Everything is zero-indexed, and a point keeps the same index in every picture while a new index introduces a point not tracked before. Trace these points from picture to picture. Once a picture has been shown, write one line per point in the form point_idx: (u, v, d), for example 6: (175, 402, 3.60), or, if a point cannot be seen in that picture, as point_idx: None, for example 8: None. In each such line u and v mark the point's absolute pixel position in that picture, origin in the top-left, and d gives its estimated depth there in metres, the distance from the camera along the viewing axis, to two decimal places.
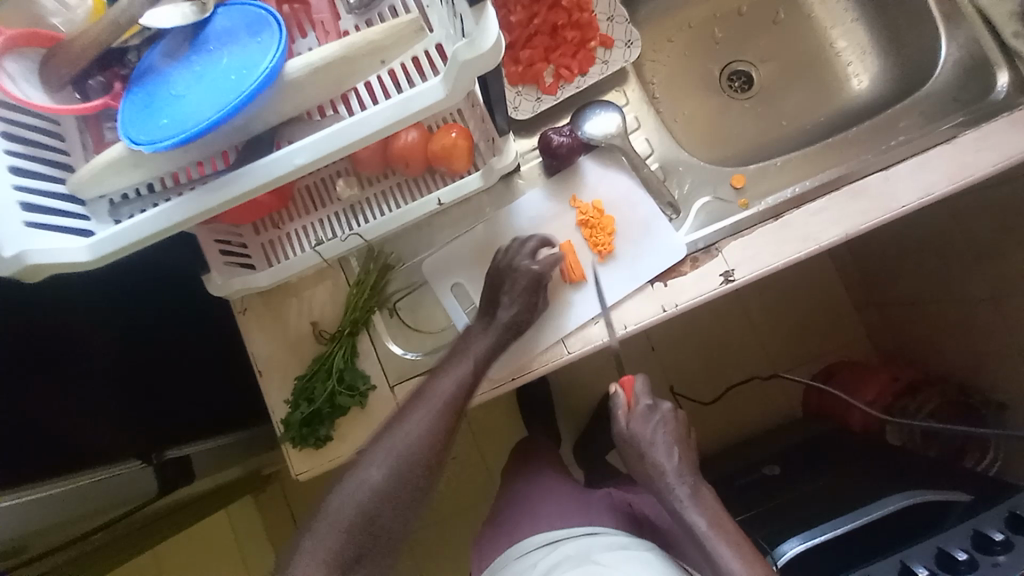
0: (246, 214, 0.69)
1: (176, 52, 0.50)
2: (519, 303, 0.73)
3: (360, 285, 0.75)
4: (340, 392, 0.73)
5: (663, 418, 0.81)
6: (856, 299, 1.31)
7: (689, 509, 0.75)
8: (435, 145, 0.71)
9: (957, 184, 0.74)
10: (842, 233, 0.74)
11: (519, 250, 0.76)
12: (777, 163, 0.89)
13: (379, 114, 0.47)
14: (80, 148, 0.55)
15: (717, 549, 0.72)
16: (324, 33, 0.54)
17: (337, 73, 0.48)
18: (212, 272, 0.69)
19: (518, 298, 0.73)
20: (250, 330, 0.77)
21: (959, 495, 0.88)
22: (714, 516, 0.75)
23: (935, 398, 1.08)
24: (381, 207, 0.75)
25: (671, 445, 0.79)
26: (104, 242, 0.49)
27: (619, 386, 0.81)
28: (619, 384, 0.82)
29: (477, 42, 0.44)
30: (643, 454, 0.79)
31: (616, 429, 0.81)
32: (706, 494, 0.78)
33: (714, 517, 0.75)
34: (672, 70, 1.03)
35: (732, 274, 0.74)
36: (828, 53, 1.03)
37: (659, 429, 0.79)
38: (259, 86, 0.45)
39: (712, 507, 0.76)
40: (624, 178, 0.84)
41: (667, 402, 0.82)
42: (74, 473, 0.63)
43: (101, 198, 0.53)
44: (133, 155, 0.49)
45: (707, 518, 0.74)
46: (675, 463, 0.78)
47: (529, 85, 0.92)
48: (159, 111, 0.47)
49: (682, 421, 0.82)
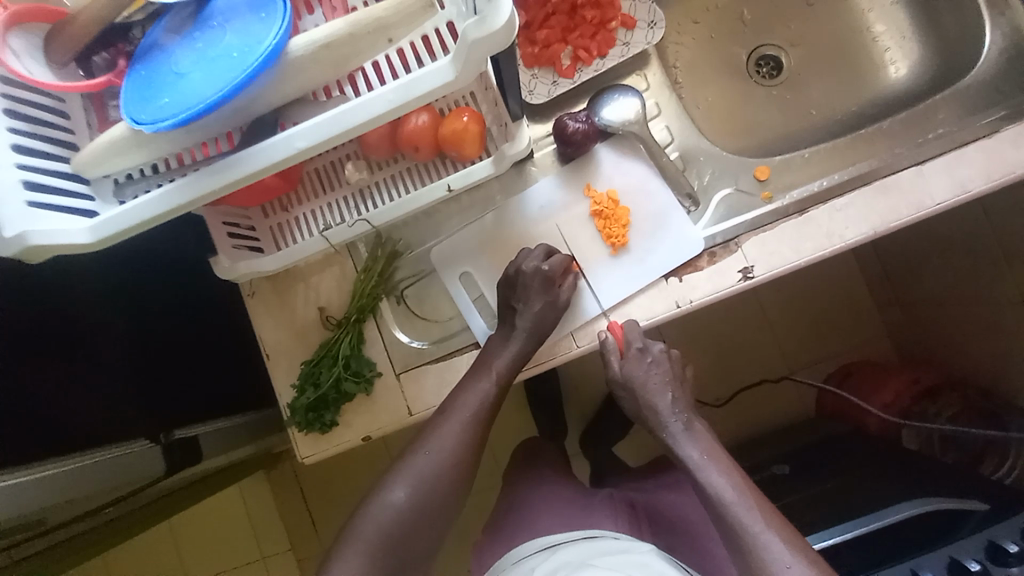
0: (254, 196, 0.68)
1: (178, 28, 0.48)
2: (534, 304, 0.72)
3: (367, 272, 0.75)
4: (345, 377, 0.72)
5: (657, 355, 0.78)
6: (878, 298, 1.26)
7: (682, 444, 0.75)
8: (446, 129, 0.68)
9: (998, 181, 0.69)
10: (870, 230, 0.70)
11: (529, 255, 0.75)
12: (804, 155, 0.84)
13: (383, 96, 0.45)
14: (85, 127, 0.54)
15: (709, 477, 0.71)
16: (331, 9, 0.51)
17: (343, 51, 0.46)
18: (220, 256, 0.68)
19: (534, 300, 0.72)
20: (258, 313, 0.76)
21: (973, 504, 0.86)
22: (708, 448, 0.74)
23: (957, 401, 1.02)
24: (390, 192, 0.74)
25: (669, 387, 0.77)
26: (107, 224, 0.48)
27: (607, 331, 0.74)
28: (607, 328, 0.75)
29: (487, 19, 0.41)
30: (639, 395, 0.77)
31: (610, 375, 0.77)
32: (700, 428, 0.76)
33: (709, 449, 0.74)
34: (696, 53, 0.98)
35: (750, 271, 0.71)
36: (863, 37, 0.97)
37: (653, 368, 0.77)
38: (259, 65, 0.43)
39: (707, 440, 0.75)
40: (640, 167, 0.81)
41: (658, 342, 0.78)
42: (86, 452, 0.64)
43: (105, 177, 0.52)
44: (135, 136, 0.48)
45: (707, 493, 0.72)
46: (669, 401, 0.77)
47: (544, 67, 0.89)
48: (160, 90, 0.46)
49: (675, 361, 0.80)
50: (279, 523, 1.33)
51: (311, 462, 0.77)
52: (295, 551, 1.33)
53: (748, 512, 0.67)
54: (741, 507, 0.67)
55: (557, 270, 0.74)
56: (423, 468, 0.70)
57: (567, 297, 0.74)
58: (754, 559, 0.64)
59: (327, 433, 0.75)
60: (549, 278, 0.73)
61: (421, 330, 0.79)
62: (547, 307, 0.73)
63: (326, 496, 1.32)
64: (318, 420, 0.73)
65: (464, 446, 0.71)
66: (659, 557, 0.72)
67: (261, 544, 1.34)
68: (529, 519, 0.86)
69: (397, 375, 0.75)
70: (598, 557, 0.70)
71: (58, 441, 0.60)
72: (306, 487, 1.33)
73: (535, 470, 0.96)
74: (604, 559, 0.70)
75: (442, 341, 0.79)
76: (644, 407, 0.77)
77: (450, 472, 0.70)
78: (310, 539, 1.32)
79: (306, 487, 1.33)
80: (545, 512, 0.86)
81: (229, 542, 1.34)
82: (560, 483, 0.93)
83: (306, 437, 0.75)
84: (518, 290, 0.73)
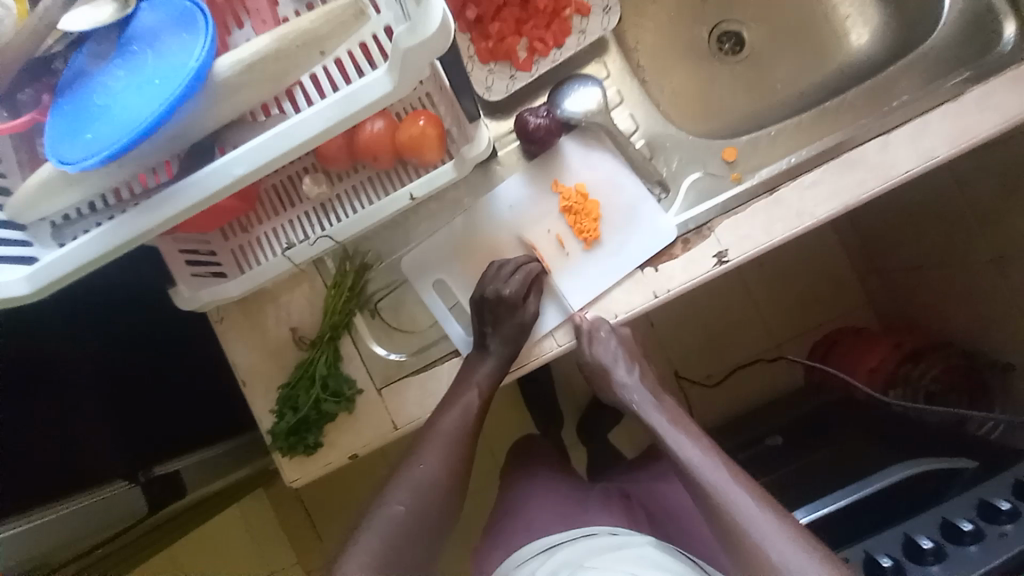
0: (209, 221, 0.64)
1: (100, 54, 0.45)
2: (506, 325, 0.72)
3: (337, 287, 0.72)
4: (324, 399, 0.70)
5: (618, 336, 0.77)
6: (857, 265, 1.27)
7: (650, 412, 0.76)
8: (403, 135, 0.66)
9: (963, 146, 0.69)
10: (841, 206, 0.70)
11: (496, 274, 0.74)
12: (771, 133, 0.85)
13: (319, 115, 0.44)
14: (17, 167, 0.50)
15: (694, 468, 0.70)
16: (260, 21, 0.49)
17: (272, 69, 0.44)
18: (180, 286, 0.66)
19: (504, 322, 0.72)
20: (228, 340, 0.74)
21: (963, 462, 0.86)
22: (676, 418, 0.75)
23: (940, 360, 1.03)
24: (352, 205, 0.71)
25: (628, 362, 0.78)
26: (44, 271, 0.46)
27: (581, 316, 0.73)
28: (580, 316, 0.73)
29: (420, 26, 0.40)
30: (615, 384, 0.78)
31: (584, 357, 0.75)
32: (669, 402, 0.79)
33: (675, 418, 0.75)
34: (658, 34, 0.96)
35: (725, 256, 0.70)
36: (825, 6, 0.96)
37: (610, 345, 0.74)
38: (185, 92, 0.41)
39: (674, 411, 0.77)
40: (607, 158, 0.80)
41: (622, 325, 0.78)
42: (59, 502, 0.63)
43: (42, 220, 0.50)
44: (65, 175, 0.45)
45: None
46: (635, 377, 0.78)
47: (501, 61, 0.86)
48: (84, 124, 0.43)
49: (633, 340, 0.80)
50: (282, 540, 1.32)
51: (300, 486, 0.75)
52: (301, 565, 1.31)
53: (738, 492, 0.65)
54: (731, 489, 0.66)
55: (534, 273, 0.74)
56: (406, 479, 0.68)
57: (535, 309, 0.73)
58: (746, 554, 0.62)
59: (312, 456, 0.73)
60: (516, 301, 0.71)
61: (399, 342, 0.78)
62: (517, 327, 0.72)
63: (328, 507, 1.31)
64: (300, 443, 0.71)
65: (447, 454, 0.70)
66: (657, 549, 0.71)
67: (266, 561, 1.32)
68: (526, 517, 0.85)
69: (379, 390, 0.73)
70: (591, 557, 0.69)
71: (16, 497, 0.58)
72: (307, 501, 1.32)
73: (530, 467, 0.95)
74: (601, 558, 0.69)
75: (422, 351, 0.78)
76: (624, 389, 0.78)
77: (436, 484, 0.69)
78: (315, 552, 1.31)
79: (307, 499, 1.32)
80: (543, 510, 0.85)
81: (234, 563, 1.32)
82: (555, 479, 0.92)
83: (291, 462, 0.73)
84: (487, 315, 0.72)
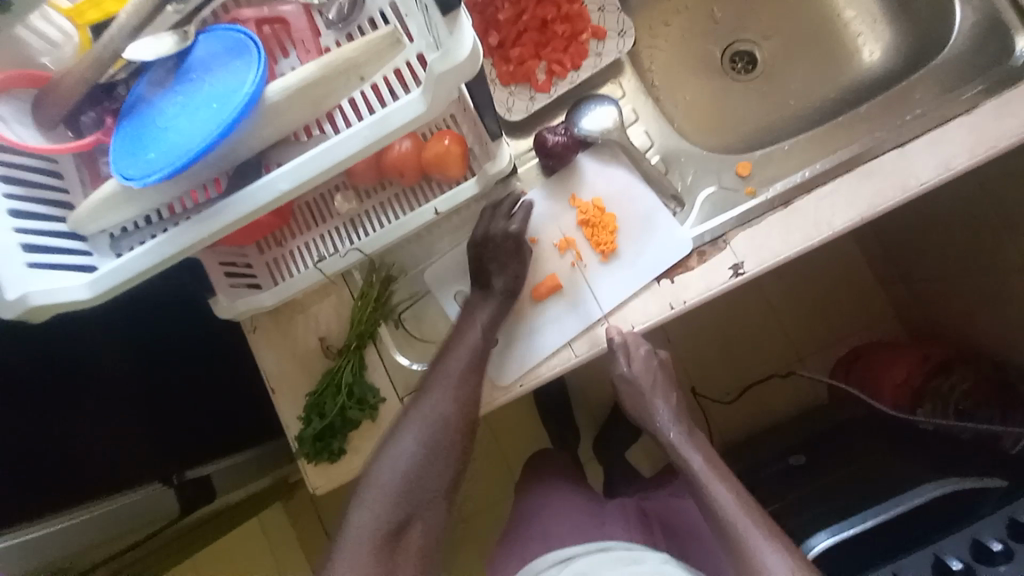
0: (247, 234, 0.69)
1: (162, 82, 0.50)
2: None
3: (364, 298, 0.75)
4: (350, 406, 0.72)
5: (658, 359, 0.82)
6: (880, 278, 1.25)
7: (687, 449, 0.77)
8: (429, 153, 0.69)
9: (979, 156, 0.70)
10: (857, 216, 0.70)
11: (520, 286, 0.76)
12: (784, 147, 0.87)
13: (357, 134, 0.47)
14: (79, 184, 0.55)
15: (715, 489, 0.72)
16: (305, 51, 0.54)
17: (316, 94, 0.48)
18: (218, 296, 0.70)
19: None
20: (260, 347, 0.77)
21: (992, 481, 0.82)
22: (709, 454, 0.76)
23: (970, 374, 1.01)
24: (380, 219, 0.74)
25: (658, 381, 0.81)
26: (104, 279, 0.50)
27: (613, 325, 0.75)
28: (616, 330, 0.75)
29: (451, 52, 0.43)
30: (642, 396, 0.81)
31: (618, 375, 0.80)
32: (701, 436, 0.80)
33: (709, 457, 0.76)
34: (671, 55, 1.00)
35: (741, 267, 0.72)
36: (836, 24, 0.98)
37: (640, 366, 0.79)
38: (238, 114, 0.45)
39: (706, 448, 0.77)
40: (623, 173, 0.82)
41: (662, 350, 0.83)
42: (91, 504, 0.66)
43: (101, 232, 0.54)
44: (126, 190, 0.49)
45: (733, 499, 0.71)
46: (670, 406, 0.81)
47: (520, 83, 0.91)
48: (146, 145, 0.47)
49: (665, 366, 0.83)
50: (300, 553, 1.33)
51: (323, 493, 0.77)
52: None
53: None
54: (752, 530, 0.67)
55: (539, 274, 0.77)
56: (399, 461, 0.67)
57: None
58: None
59: (337, 462, 0.75)
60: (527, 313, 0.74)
61: (421, 352, 0.80)
62: None
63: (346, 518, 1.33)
64: (325, 450, 0.73)
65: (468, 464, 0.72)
66: (671, 564, 0.70)
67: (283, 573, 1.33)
68: (543, 530, 0.85)
69: (401, 399, 0.76)
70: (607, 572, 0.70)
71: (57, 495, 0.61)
72: (325, 514, 1.33)
73: (548, 480, 0.95)
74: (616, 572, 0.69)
75: None
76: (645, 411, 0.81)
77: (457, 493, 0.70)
78: None
79: (325, 511, 1.33)
80: (561, 523, 0.85)
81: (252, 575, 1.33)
82: (572, 492, 0.93)
83: (316, 468, 0.75)
84: None
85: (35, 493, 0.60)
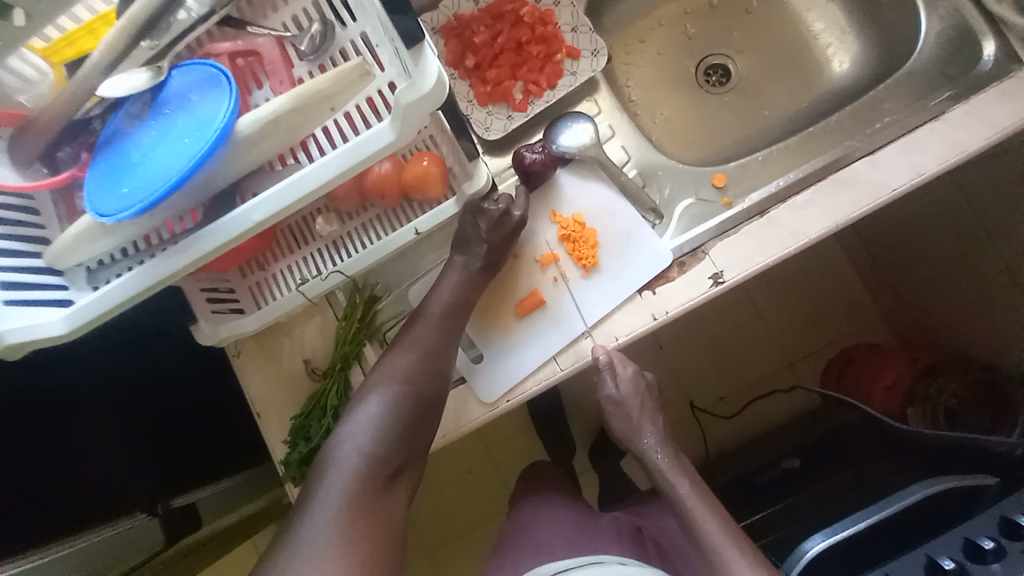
0: (229, 260, 0.69)
1: (136, 116, 0.50)
2: None
3: (348, 318, 0.75)
4: (336, 428, 0.72)
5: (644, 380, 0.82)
6: (863, 280, 1.27)
7: (670, 474, 0.77)
8: (408, 174, 0.70)
9: (947, 162, 0.71)
10: (832, 224, 0.72)
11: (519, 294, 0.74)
12: (758, 158, 0.88)
13: (330, 163, 0.48)
14: (55, 219, 0.55)
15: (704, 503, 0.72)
16: (278, 82, 0.55)
17: (288, 124, 0.49)
18: (200, 322, 0.70)
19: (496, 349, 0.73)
20: (245, 372, 0.77)
21: (983, 479, 0.80)
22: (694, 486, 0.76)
23: (958, 376, 1.01)
24: (363, 240, 0.75)
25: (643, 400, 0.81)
26: (80, 312, 0.50)
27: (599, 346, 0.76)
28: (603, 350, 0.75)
29: (418, 83, 0.45)
30: (632, 416, 0.81)
31: (606, 393, 0.80)
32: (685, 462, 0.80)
33: (695, 485, 0.76)
34: (647, 71, 1.02)
35: (721, 276, 0.73)
36: (805, 37, 1.01)
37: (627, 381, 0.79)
38: (211, 148, 0.46)
39: (690, 475, 0.78)
40: (602, 188, 0.83)
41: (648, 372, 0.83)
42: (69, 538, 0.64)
43: (78, 266, 0.54)
44: (101, 225, 0.50)
45: (718, 522, 0.72)
46: (658, 419, 0.81)
47: (498, 103, 0.92)
48: (120, 179, 0.48)
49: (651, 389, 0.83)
50: None
51: None
52: None
53: None
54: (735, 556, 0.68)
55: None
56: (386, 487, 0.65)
57: None
58: None
59: None
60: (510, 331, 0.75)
61: None
62: None
63: None
64: (312, 473, 0.73)
65: None
66: None
67: None
68: (536, 547, 0.84)
69: None
70: None
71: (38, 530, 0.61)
72: None
73: (540, 496, 0.95)
74: None
75: None
76: (632, 431, 0.81)
77: None
78: None
79: None
80: (553, 539, 0.85)
81: None
82: (565, 506, 0.92)
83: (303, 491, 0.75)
84: None
85: (14, 530, 0.59)
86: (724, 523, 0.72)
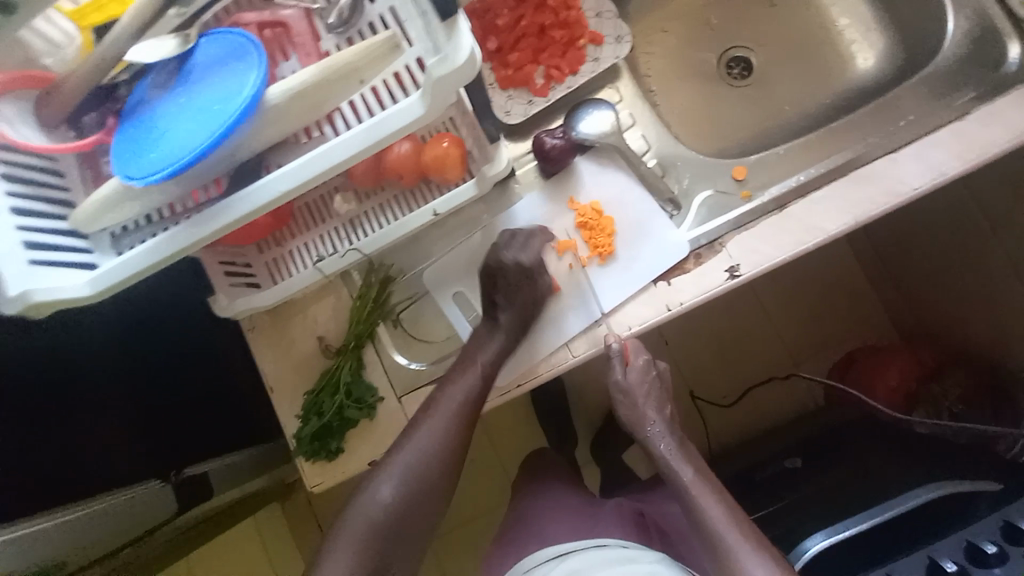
0: (246, 234, 0.70)
1: (164, 85, 0.50)
2: None
3: (362, 299, 0.76)
4: (347, 404, 0.73)
5: (655, 369, 0.82)
6: (875, 282, 1.26)
7: (677, 460, 0.77)
8: (428, 155, 0.70)
9: (968, 164, 0.71)
10: (850, 220, 0.71)
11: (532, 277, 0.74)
12: (779, 151, 0.87)
13: (356, 137, 0.48)
14: (80, 183, 0.56)
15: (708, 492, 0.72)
16: (305, 54, 0.55)
17: (316, 96, 0.49)
18: (218, 295, 0.71)
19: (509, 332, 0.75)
20: (258, 348, 0.78)
21: (984, 484, 0.83)
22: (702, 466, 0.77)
23: (964, 379, 1.02)
24: (380, 219, 0.75)
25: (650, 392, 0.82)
26: (103, 276, 0.51)
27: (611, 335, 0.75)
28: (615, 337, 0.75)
29: (450, 57, 0.45)
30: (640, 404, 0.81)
31: (612, 381, 0.80)
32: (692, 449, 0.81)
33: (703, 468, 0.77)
34: (668, 61, 1.01)
35: (737, 269, 0.73)
36: (831, 32, 1.00)
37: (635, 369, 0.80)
38: (239, 117, 0.46)
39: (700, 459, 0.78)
40: (620, 176, 0.83)
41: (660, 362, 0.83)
42: (81, 502, 0.65)
43: (102, 231, 0.55)
44: (127, 190, 0.50)
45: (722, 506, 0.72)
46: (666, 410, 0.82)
47: (519, 88, 0.92)
48: (147, 146, 0.48)
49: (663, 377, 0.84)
50: (295, 554, 1.32)
51: (320, 491, 0.77)
52: None
53: None
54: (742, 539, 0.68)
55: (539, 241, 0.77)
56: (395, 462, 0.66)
57: None
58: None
59: (334, 461, 0.75)
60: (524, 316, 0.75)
61: (420, 352, 0.80)
62: None
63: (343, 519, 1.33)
64: (323, 449, 0.74)
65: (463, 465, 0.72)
66: (667, 565, 0.71)
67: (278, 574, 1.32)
68: (538, 531, 0.85)
69: (398, 398, 0.76)
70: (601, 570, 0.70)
71: (54, 492, 0.62)
72: (320, 515, 1.32)
73: (544, 481, 0.96)
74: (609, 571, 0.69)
75: (439, 360, 0.80)
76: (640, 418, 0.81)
77: None
78: None
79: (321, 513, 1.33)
80: (556, 524, 0.86)
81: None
82: (568, 493, 0.93)
83: (313, 467, 0.75)
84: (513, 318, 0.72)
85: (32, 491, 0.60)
86: (729, 506, 0.72)
